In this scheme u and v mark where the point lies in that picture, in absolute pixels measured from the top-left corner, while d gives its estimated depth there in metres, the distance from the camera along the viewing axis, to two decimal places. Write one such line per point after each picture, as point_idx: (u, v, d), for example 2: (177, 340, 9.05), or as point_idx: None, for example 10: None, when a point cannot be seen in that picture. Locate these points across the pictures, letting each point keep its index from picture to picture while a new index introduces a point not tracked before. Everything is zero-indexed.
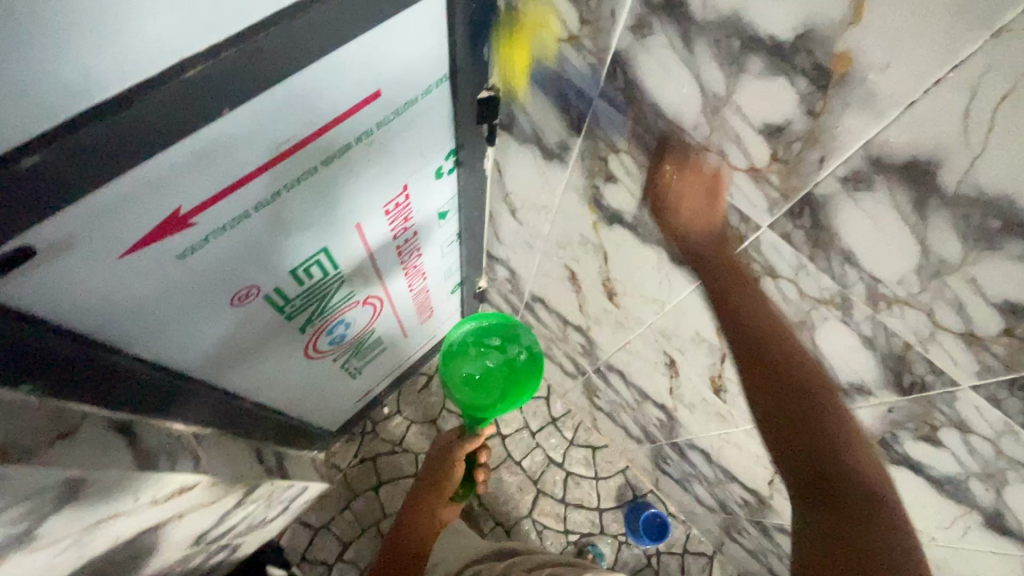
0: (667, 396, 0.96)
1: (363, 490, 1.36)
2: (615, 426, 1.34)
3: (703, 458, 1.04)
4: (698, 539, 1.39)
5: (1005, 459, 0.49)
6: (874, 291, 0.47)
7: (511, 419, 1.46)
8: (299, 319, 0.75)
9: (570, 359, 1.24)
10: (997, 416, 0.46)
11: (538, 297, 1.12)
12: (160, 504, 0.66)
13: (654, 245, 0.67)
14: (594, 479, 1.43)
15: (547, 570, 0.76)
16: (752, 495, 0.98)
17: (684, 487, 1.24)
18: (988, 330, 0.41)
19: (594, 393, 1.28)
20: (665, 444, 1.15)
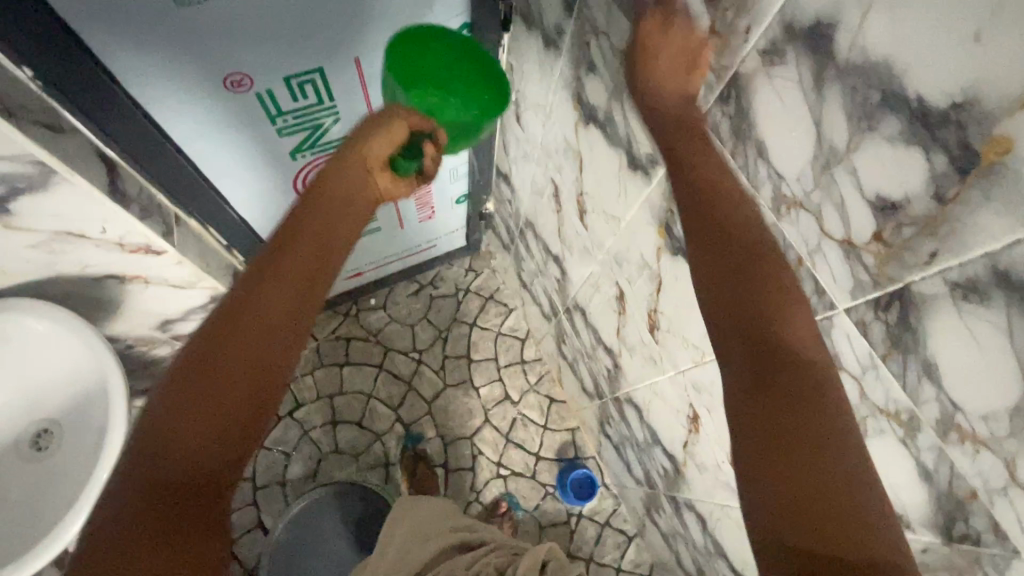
0: (615, 338, 0.96)
1: (328, 363, 1.45)
2: (573, 380, 1.35)
3: (637, 416, 1.03)
4: (624, 517, 1.38)
5: (867, 405, 0.47)
6: (777, 191, 0.46)
7: (483, 347, 1.50)
8: (291, 142, 0.81)
9: (547, 297, 1.26)
10: (863, 345, 0.44)
11: (530, 223, 1.15)
12: (125, 252, 0.75)
13: (617, 149, 0.68)
14: (543, 427, 1.44)
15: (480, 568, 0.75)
16: (671, 463, 0.98)
17: (620, 454, 1.24)
18: (862, 235, 0.40)
19: (562, 338, 1.29)
20: (610, 401, 1.15)
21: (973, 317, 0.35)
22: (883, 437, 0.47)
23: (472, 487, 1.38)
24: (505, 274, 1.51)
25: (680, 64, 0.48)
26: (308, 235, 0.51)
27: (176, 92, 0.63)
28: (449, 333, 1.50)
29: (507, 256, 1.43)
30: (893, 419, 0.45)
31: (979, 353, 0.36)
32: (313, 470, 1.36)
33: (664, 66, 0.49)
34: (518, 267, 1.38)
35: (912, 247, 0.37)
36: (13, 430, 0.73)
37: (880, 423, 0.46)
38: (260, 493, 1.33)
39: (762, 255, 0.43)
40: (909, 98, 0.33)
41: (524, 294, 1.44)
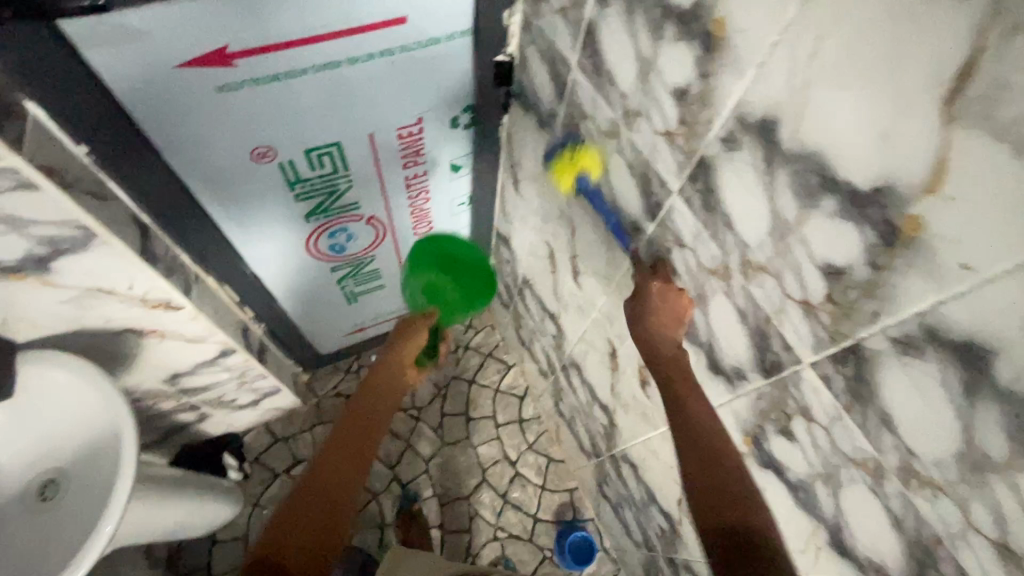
0: (609, 395, 0.99)
1: (328, 418, 1.46)
2: (571, 438, 1.36)
3: (632, 473, 1.04)
4: None
5: (838, 455, 0.50)
6: (744, 256, 0.52)
7: (482, 404, 1.52)
8: (307, 204, 0.90)
9: (545, 354, 1.30)
10: (828, 397, 0.48)
11: (528, 283, 1.21)
12: (147, 306, 0.80)
13: (605, 216, 0.74)
14: (540, 487, 1.43)
15: None
16: (667, 522, 0.98)
17: (618, 514, 1.23)
18: (817, 297, 0.45)
19: (559, 394, 1.31)
20: (606, 458, 1.16)
21: (915, 370, 0.40)
22: (856, 486, 0.49)
23: (467, 550, 1.36)
24: (504, 331, 1.55)
25: (677, 312, 0.63)
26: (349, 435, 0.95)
27: (206, 158, 0.74)
28: (448, 390, 1.53)
29: (506, 314, 1.48)
30: (862, 467, 0.48)
31: (924, 403, 0.40)
32: None
33: (665, 308, 0.64)
34: (516, 325, 1.42)
35: (858, 307, 0.42)
36: (23, 479, 0.76)
37: (851, 472, 0.49)
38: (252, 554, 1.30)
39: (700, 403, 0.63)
40: (841, 183, 0.39)
41: (522, 351, 1.48)
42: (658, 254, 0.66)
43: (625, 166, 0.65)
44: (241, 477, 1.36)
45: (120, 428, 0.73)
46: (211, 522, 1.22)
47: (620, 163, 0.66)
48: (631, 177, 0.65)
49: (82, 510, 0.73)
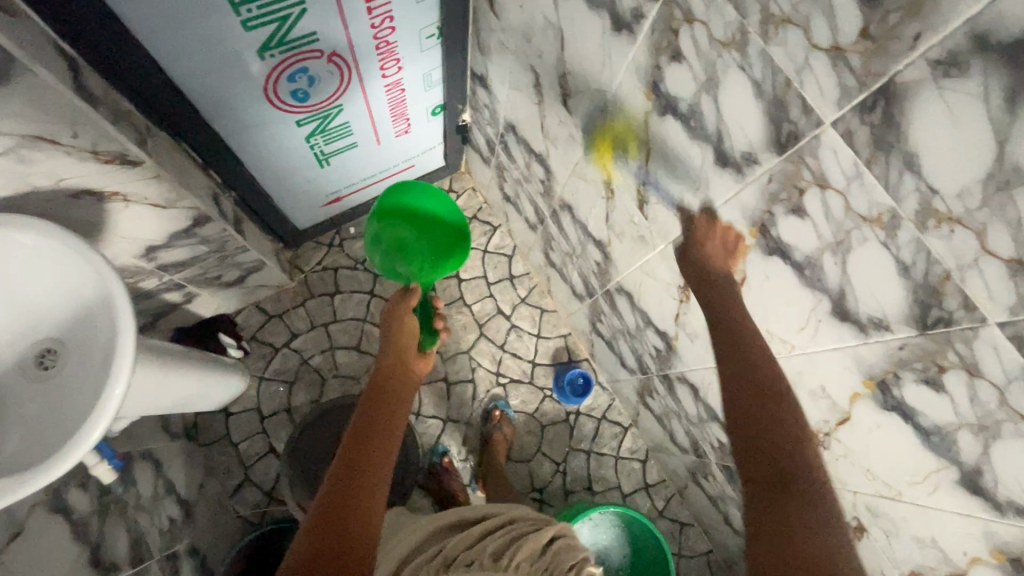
0: (604, 227, 0.99)
1: (319, 293, 1.45)
2: (563, 285, 1.38)
3: (627, 303, 1.08)
4: (619, 411, 1.46)
5: (851, 218, 0.50)
6: (766, 11, 0.47)
7: (472, 266, 1.52)
8: (258, 36, 0.79)
9: (532, 205, 1.27)
10: (849, 156, 0.47)
11: (510, 126, 1.14)
12: (100, 162, 0.72)
13: (599, 12, 0.67)
14: (536, 336, 1.49)
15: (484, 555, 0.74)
16: (663, 342, 1.03)
17: (613, 348, 1.30)
18: (848, 36, 0.42)
19: (549, 245, 1.31)
20: (600, 296, 1.20)
21: (952, 93, 0.38)
22: (866, 245, 0.50)
23: (473, 398, 1.44)
24: (485, 191, 1.52)
25: (726, 244, 0.69)
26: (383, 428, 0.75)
27: None
28: None
29: (487, 171, 1.42)
30: (876, 224, 0.48)
31: (955, 128, 0.39)
32: (316, 396, 1.38)
33: (716, 242, 0.69)
34: (500, 180, 1.37)
35: (898, 35, 0.39)
36: (17, 350, 0.73)
37: (863, 233, 0.50)
38: (268, 422, 1.36)
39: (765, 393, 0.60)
40: None
41: (507, 208, 1.45)
42: (663, 43, 0.60)
43: None
44: (242, 354, 1.37)
45: (112, 297, 0.69)
46: (221, 398, 1.26)
47: None
48: None
49: (88, 375, 0.71)
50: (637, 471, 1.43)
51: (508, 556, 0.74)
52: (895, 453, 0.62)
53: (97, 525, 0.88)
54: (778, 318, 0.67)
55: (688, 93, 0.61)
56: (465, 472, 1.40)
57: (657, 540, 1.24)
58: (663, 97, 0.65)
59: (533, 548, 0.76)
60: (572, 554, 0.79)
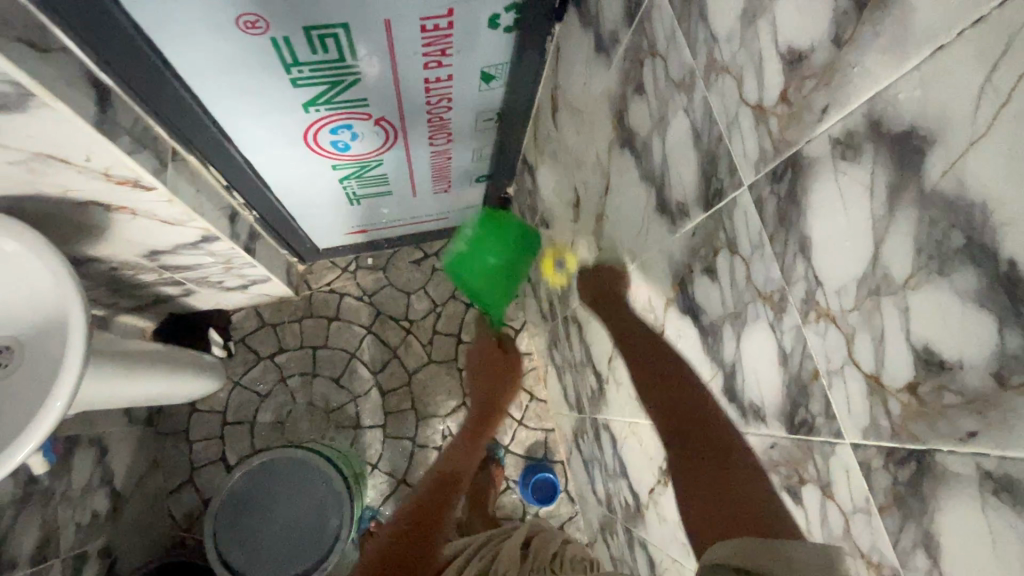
0: (605, 365, 0.92)
1: (318, 314, 1.43)
2: (557, 384, 1.32)
3: (611, 443, 1.00)
4: (579, 527, 1.37)
5: (849, 544, 0.42)
6: (811, 294, 0.40)
7: (476, 330, 1.48)
8: (306, 93, 0.77)
9: (549, 300, 1.22)
10: (863, 488, 0.39)
11: (545, 222, 1.09)
12: (111, 182, 0.70)
13: (647, 184, 0.61)
14: (517, 422, 1.43)
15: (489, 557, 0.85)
16: (634, 499, 0.95)
17: (587, 470, 1.22)
18: (894, 379, 0.34)
19: (555, 342, 1.26)
20: (588, 418, 1.12)
21: (999, 519, 0.30)
22: None
23: (436, 466, 1.38)
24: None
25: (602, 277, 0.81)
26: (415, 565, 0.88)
27: (177, 18, 0.60)
28: (443, 309, 1.48)
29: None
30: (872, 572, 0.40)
31: (992, 556, 0.30)
32: (282, 418, 1.35)
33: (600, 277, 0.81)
34: (526, 260, 1.32)
35: (949, 417, 0.31)
36: None
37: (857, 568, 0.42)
38: (229, 429, 1.33)
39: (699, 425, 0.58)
40: (996, 258, 0.27)
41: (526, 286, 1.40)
42: (699, 251, 0.54)
43: (690, 133, 0.51)
44: (225, 354, 1.36)
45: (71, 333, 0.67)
46: (192, 395, 1.24)
47: (684, 126, 0.51)
48: (692, 148, 0.51)
49: (29, 391, 0.69)
50: None
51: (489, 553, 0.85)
52: None
53: (11, 516, 0.85)
54: None
55: (713, 312, 0.54)
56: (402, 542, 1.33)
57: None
58: (688, 297, 0.58)
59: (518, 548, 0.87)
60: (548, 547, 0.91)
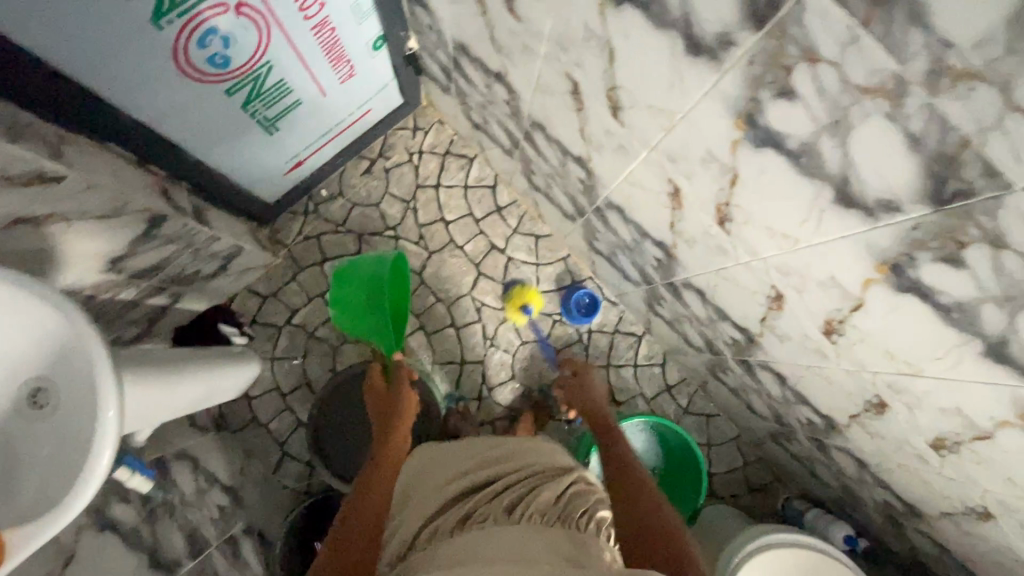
0: (581, 142, 0.91)
1: (308, 264, 1.42)
2: (552, 208, 1.33)
3: (620, 217, 1.03)
4: (631, 321, 1.46)
5: (850, 92, 0.43)
6: None
7: (455, 206, 1.47)
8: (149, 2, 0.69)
9: (504, 130, 1.19)
10: (841, 19, 0.40)
11: (461, 47, 1.03)
12: (21, 188, 0.66)
13: None
14: (535, 265, 1.46)
15: (509, 501, 0.76)
16: (663, 251, 0.99)
17: (614, 264, 1.27)
18: None
19: (530, 169, 1.25)
20: (591, 214, 1.15)
21: None
22: (870, 121, 0.44)
23: (486, 337, 1.44)
24: (454, 123, 1.43)
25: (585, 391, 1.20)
26: (466, 449, 0.91)
27: None
28: (416, 202, 1.46)
29: (450, 100, 1.33)
30: (878, 96, 0.42)
31: None
32: (331, 365, 1.40)
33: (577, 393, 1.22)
34: (466, 108, 1.28)
35: None
36: (8, 394, 0.71)
37: (866, 107, 0.43)
38: (291, 397, 1.38)
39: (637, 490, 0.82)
40: None
41: (479, 135, 1.37)
42: None
43: None
44: (248, 339, 1.37)
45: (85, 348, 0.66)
46: (237, 385, 1.24)
47: None
48: None
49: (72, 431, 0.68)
50: (657, 375, 1.46)
51: (520, 510, 0.74)
52: (916, 334, 0.59)
53: (149, 531, 0.92)
54: (779, 212, 0.62)
55: None
56: (491, 409, 1.42)
57: (691, 444, 1.32)
58: None
59: (546, 499, 0.77)
60: (583, 498, 0.81)
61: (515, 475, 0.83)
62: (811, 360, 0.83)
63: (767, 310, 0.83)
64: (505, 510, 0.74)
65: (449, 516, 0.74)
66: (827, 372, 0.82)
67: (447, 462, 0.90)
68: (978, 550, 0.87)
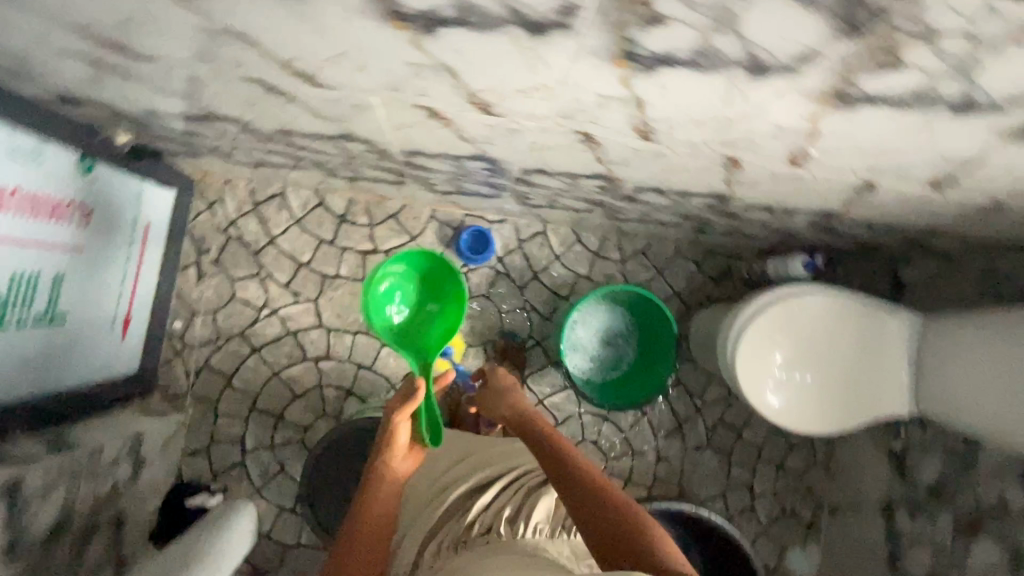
0: (328, 122, 0.83)
1: (220, 391, 1.34)
2: (381, 184, 1.26)
3: (427, 157, 0.97)
4: (525, 224, 1.44)
5: None
6: None
7: (304, 244, 1.38)
8: None
9: (278, 151, 1.10)
10: None
11: (159, 111, 0.90)
12: None
13: None
14: (412, 240, 1.41)
15: (513, 510, 0.78)
16: (482, 161, 0.94)
17: (468, 193, 1.22)
18: None
19: (332, 167, 1.17)
20: (408, 169, 1.08)
21: None
22: None
23: None
24: (241, 174, 1.31)
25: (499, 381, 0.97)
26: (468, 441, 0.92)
27: None
28: (267, 267, 1.37)
29: (215, 158, 1.20)
30: None
31: None
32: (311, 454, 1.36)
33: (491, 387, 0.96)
34: (232, 155, 1.16)
35: None
36: None
37: None
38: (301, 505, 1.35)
39: (558, 458, 0.77)
40: None
41: (269, 168, 1.26)
42: None
43: None
44: (224, 492, 1.30)
45: None
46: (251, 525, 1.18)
47: None
48: None
49: None
50: (579, 251, 1.46)
51: (524, 522, 0.76)
52: (695, 96, 0.57)
53: None
54: (508, 74, 0.57)
55: None
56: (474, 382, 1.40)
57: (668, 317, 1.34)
58: None
59: (548, 506, 0.79)
60: None
61: (517, 475, 0.84)
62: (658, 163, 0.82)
63: (591, 151, 0.80)
64: (510, 521, 0.76)
65: (457, 525, 0.76)
66: (676, 164, 0.81)
67: (448, 459, 0.89)
68: (886, 211, 0.91)
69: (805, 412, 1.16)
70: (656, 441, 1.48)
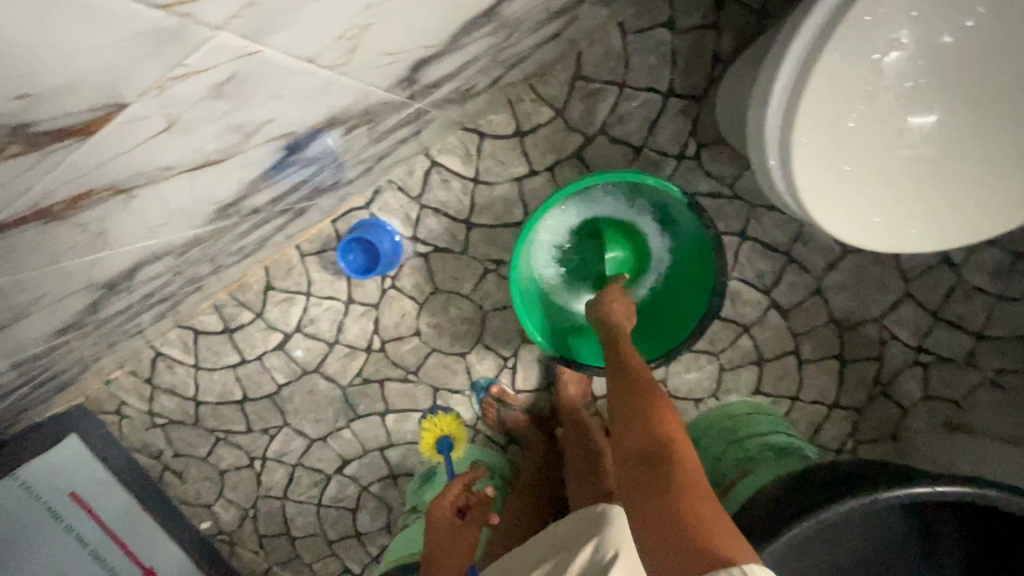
0: None
1: (290, 552, 1.19)
2: (199, 284, 0.88)
3: (102, 300, 0.54)
4: (404, 174, 0.96)
5: None
6: None
7: (224, 382, 1.10)
8: None
9: (45, 365, 0.78)
10: None
11: None
12: None
13: None
14: (310, 295, 1.03)
15: None
16: (149, 255, 0.49)
17: (275, 226, 0.78)
18: None
19: (122, 323, 0.82)
20: (155, 290, 0.68)
21: None
22: None
23: (402, 375, 1.07)
24: (100, 373, 1.04)
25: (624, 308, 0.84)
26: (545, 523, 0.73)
27: None
28: (219, 427, 1.12)
29: (45, 395, 0.94)
30: None
31: None
32: None
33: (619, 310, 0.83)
34: (44, 386, 0.89)
35: None
36: None
37: None
38: None
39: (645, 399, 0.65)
40: None
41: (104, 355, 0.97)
42: None
43: None
44: None
45: None
46: None
47: None
48: None
49: None
50: (493, 147, 0.94)
51: None
52: None
53: None
54: None
55: None
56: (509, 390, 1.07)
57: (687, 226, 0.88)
58: None
59: None
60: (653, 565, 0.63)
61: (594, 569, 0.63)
62: (309, 56, 0.32)
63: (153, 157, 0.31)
64: None
65: None
66: (341, 23, 0.31)
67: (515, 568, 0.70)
68: None
69: (1008, 182, 0.60)
70: (769, 294, 0.99)
